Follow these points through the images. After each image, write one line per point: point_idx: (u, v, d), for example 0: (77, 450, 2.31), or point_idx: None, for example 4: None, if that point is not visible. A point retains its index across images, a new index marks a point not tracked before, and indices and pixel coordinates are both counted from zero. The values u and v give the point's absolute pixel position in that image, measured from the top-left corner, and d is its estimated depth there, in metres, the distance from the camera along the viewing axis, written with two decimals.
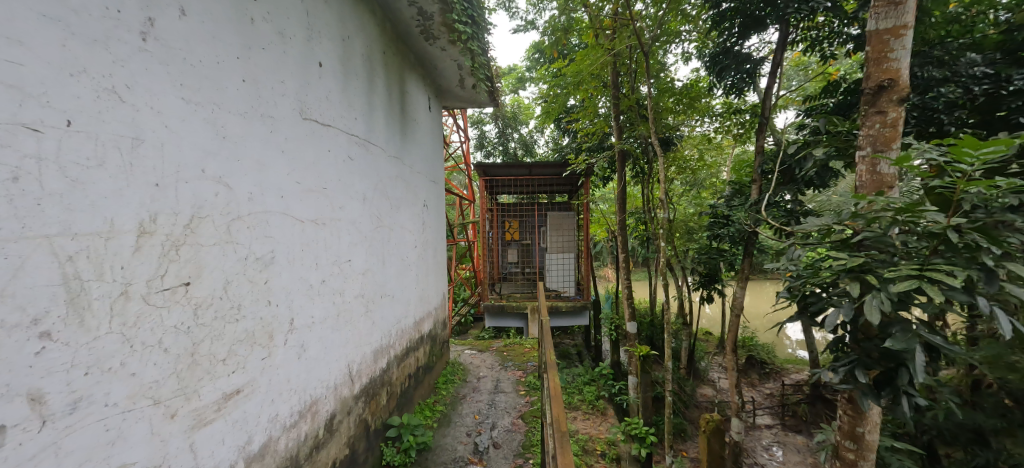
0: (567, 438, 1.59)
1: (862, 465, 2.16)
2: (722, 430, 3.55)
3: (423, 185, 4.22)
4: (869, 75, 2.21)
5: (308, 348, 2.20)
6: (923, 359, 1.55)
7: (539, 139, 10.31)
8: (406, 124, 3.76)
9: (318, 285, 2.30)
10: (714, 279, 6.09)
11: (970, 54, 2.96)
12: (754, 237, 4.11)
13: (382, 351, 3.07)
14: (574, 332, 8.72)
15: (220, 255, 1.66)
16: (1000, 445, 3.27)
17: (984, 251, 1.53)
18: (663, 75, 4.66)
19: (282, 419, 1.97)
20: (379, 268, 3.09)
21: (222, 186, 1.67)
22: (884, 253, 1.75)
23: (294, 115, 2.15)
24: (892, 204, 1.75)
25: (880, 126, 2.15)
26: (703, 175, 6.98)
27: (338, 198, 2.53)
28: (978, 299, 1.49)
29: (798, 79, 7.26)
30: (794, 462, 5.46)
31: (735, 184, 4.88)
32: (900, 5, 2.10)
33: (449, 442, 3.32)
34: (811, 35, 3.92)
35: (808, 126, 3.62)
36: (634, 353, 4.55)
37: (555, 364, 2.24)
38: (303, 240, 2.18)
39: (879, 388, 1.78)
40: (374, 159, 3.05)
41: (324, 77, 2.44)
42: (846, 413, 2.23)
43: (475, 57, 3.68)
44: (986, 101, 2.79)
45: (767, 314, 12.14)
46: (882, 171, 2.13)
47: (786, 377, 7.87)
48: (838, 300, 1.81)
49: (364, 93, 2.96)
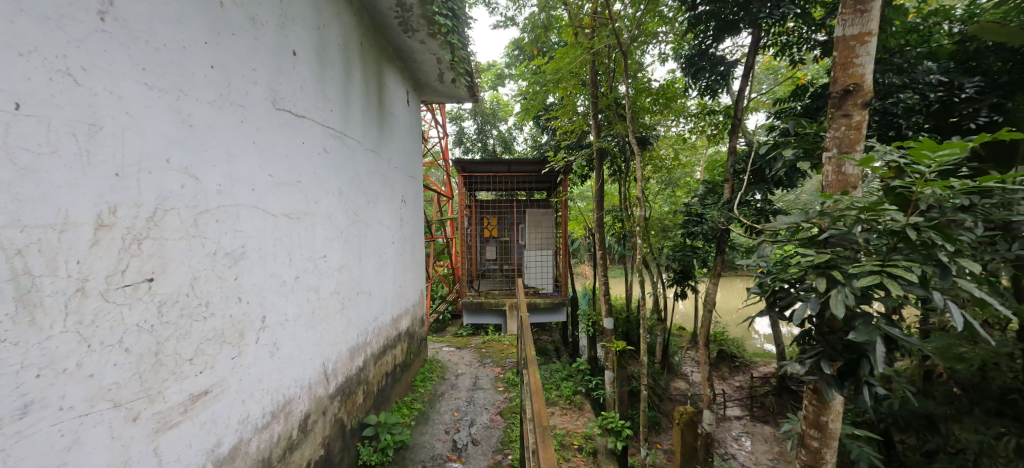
0: (548, 432, 1.60)
1: (825, 452, 2.26)
2: (695, 422, 3.66)
3: (401, 180, 4.15)
4: (836, 80, 2.30)
5: (281, 347, 2.13)
6: (883, 350, 1.63)
7: (518, 135, 10.30)
8: (384, 117, 3.68)
9: (291, 282, 2.23)
10: (687, 276, 6.21)
11: (926, 63, 3.13)
12: (727, 235, 4.23)
13: (358, 350, 3.00)
14: (552, 329, 8.79)
15: (186, 250, 1.58)
16: (948, 430, 3.57)
17: (939, 249, 1.61)
18: (640, 75, 4.75)
19: (253, 420, 1.90)
20: (355, 265, 3.02)
21: (189, 177, 1.59)
22: (848, 250, 1.82)
23: (266, 104, 2.06)
24: (856, 203, 1.83)
25: (846, 129, 2.24)
26: (678, 174, 7.16)
27: (312, 191, 2.45)
28: (933, 293, 1.57)
29: (769, 83, 7.52)
30: (761, 451, 5.71)
31: (709, 183, 5.03)
32: (866, 12, 2.19)
33: (427, 440, 3.29)
34: (781, 40, 4.02)
35: (780, 128, 3.73)
36: (611, 348, 4.59)
37: (536, 359, 2.23)
38: (275, 234, 2.10)
39: (843, 379, 1.86)
40: (350, 153, 2.97)
41: (298, 67, 2.35)
42: (811, 402, 2.33)
43: (455, 51, 3.66)
44: (940, 108, 2.97)
45: (738, 309, 12.59)
46: (847, 171, 2.22)
47: (755, 370, 8.19)
48: (805, 295, 1.87)
49: (341, 85, 2.88)
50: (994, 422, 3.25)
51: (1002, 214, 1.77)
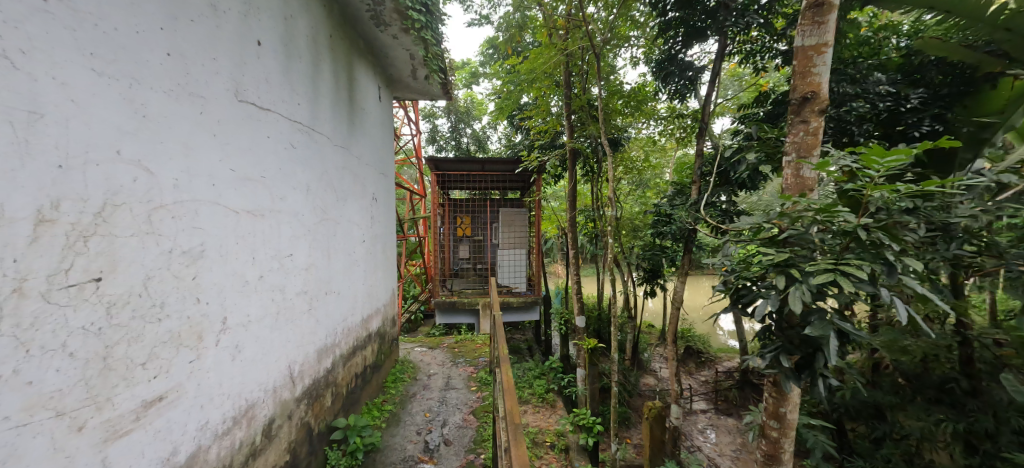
0: (520, 430, 1.60)
1: (784, 441, 2.37)
2: (664, 416, 3.77)
3: (372, 177, 4.05)
4: (795, 87, 2.41)
5: (244, 349, 2.04)
6: (836, 344, 1.73)
7: (492, 134, 10.26)
8: (355, 113, 3.58)
9: (254, 281, 2.13)
10: (656, 275, 6.38)
11: (876, 74, 3.32)
12: (694, 235, 4.36)
13: (326, 351, 2.90)
14: (525, 327, 8.83)
15: (139, 248, 1.48)
16: (893, 418, 3.85)
17: (886, 248, 1.73)
18: (612, 78, 4.85)
19: (213, 427, 1.81)
20: (323, 264, 2.93)
21: (142, 170, 1.49)
22: (805, 249, 1.91)
23: (228, 96, 1.97)
24: (812, 204, 1.93)
25: (804, 134, 2.36)
26: (648, 175, 7.35)
27: (278, 188, 2.36)
28: (881, 290, 1.67)
29: (734, 89, 7.81)
30: (725, 443, 5.95)
31: (677, 185, 5.19)
32: (822, 24, 2.31)
33: (398, 442, 3.23)
34: (746, 48, 4.17)
35: (744, 132, 3.89)
36: (582, 346, 4.65)
37: (508, 358, 2.23)
38: (237, 232, 2.01)
39: (800, 372, 1.96)
40: (318, 148, 2.88)
41: (263, 57, 2.25)
42: (771, 395, 2.43)
43: (428, 47, 3.61)
44: (888, 117, 3.16)
45: (704, 306, 13.06)
46: (805, 174, 2.34)
47: (719, 365, 8.51)
48: (766, 292, 1.94)
49: (309, 78, 2.78)
50: (933, 409, 3.53)
51: (941, 216, 1.92)
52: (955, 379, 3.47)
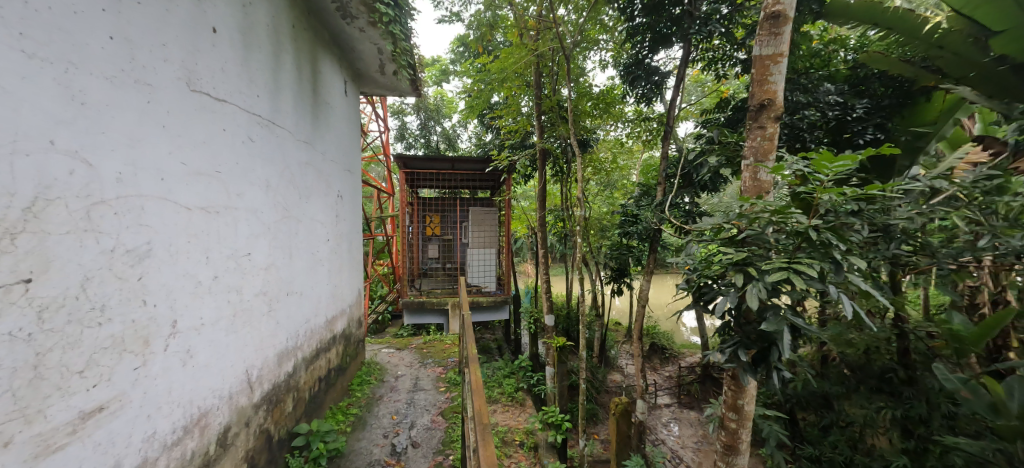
0: (489, 430, 1.60)
1: (741, 432, 2.49)
2: (630, 411, 3.86)
3: (337, 174, 3.91)
4: (753, 94, 2.53)
5: (196, 354, 1.92)
6: (789, 338, 1.82)
7: (462, 133, 10.18)
8: (318, 107, 3.45)
9: (208, 282, 2.01)
10: (623, 273, 6.55)
11: (825, 84, 3.54)
12: (659, 235, 4.48)
13: (287, 354, 2.78)
14: (495, 326, 8.82)
15: (76, 247, 1.38)
16: (839, 406, 4.13)
17: (834, 247, 1.85)
18: (582, 80, 4.94)
19: (161, 437, 1.69)
20: (284, 263, 2.80)
21: (79, 162, 1.38)
22: (762, 249, 2.00)
23: (180, 85, 1.85)
24: (768, 206, 2.03)
25: (761, 139, 2.48)
26: (616, 176, 7.51)
27: (234, 183, 2.23)
28: (830, 286, 1.78)
29: (697, 94, 8.10)
30: (687, 435, 6.18)
31: (643, 186, 5.34)
32: (779, 35, 2.43)
33: (364, 446, 3.14)
34: (708, 56, 4.34)
35: (706, 136, 4.07)
36: (552, 344, 4.71)
37: (477, 357, 2.22)
38: (188, 230, 1.88)
39: (756, 365, 2.06)
40: (279, 143, 2.75)
41: (218, 45, 2.12)
42: (730, 388, 2.54)
43: (396, 42, 3.54)
44: (837, 125, 3.37)
45: (668, 304, 13.52)
46: (762, 178, 2.46)
47: (682, 360, 8.83)
48: (726, 289, 2.02)
49: (269, 69, 2.65)
50: (875, 397, 3.81)
51: (882, 218, 2.08)
52: (894, 369, 3.76)
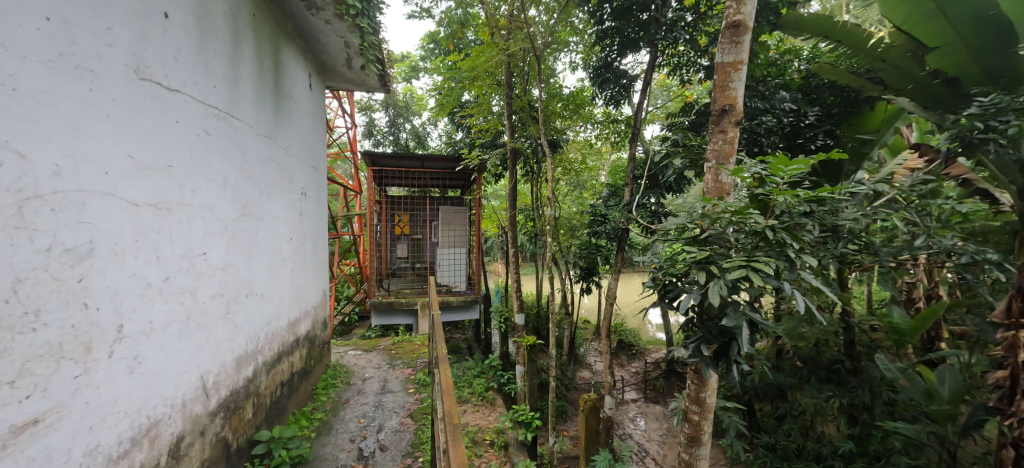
0: (459, 430, 1.58)
1: (704, 423, 2.59)
2: (598, 407, 3.93)
3: (300, 170, 3.76)
4: (715, 99, 2.64)
5: (146, 360, 1.80)
6: (748, 333, 1.91)
7: (432, 131, 10.05)
8: (281, 100, 3.30)
9: (159, 284, 1.89)
10: (592, 272, 6.69)
11: (781, 92, 3.74)
12: (627, 235, 4.58)
13: (246, 359, 2.65)
14: (465, 326, 8.77)
15: (6, 247, 1.27)
16: (793, 397, 4.38)
17: (788, 247, 1.96)
18: (552, 81, 4.99)
19: (107, 450, 1.58)
20: (243, 263, 2.67)
21: (11, 154, 1.27)
22: (723, 247, 2.09)
23: (128, 73, 1.73)
24: (729, 207, 2.12)
25: (722, 143, 2.59)
26: (585, 177, 7.62)
27: (188, 179, 2.10)
28: (784, 284, 1.89)
29: (663, 98, 8.37)
30: (653, 429, 6.38)
31: (612, 187, 5.46)
32: (739, 44, 2.54)
33: (329, 451, 3.05)
34: (673, 61, 4.49)
35: (671, 139, 4.20)
36: (522, 343, 4.72)
37: (447, 358, 2.19)
38: (136, 227, 1.76)
39: (717, 359, 2.14)
40: (238, 137, 2.61)
41: (170, 31, 1.99)
42: (693, 382, 2.64)
43: (364, 35, 3.47)
44: (791, 131, 3.60)
45: (635, 302, 13.90)
46: (723, 179, 2.57)
47: (648, 356, 9.09)
48: (689, 287, 2.09)
49: (227, 59, 2.52)
50: (824, 387, 4.06)
51: (831, 219, 2.22)
52: (841, 360, 4.07)
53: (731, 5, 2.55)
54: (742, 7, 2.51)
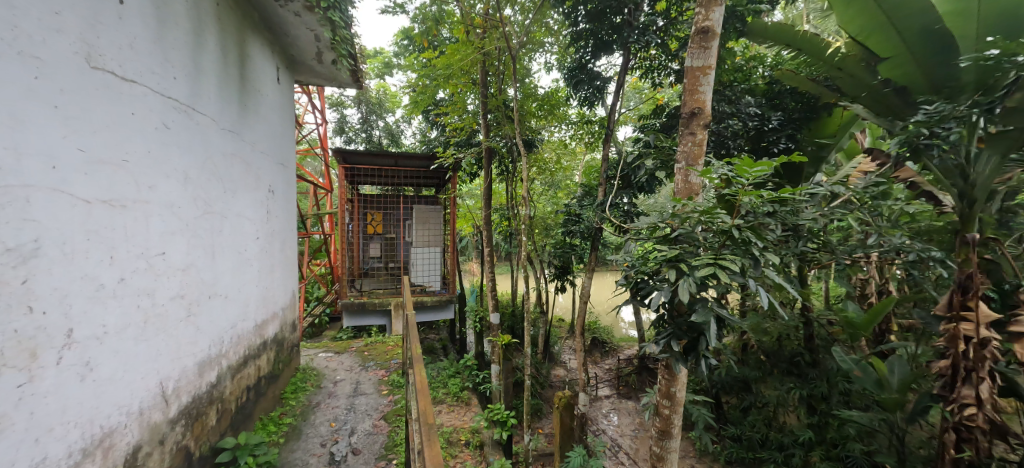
0: (434, 430, 1.58)
1: (673, 417, 2.67)
2: (573, 404, 3.98)
3: (268, 167, 3.62)
4: (685, 102, 2.72)
5: (100, 367, 1.70)
6: (715, 328, 1.98)
7: (406, 128, 9.90)
8: (247, 93, 3.17)
9: (113, 285, 1.78)
10: (566, 271, 6.75)
11: (747, 97, 3.90)
12: (600, 234, 4.65)
13: (210, 363, 2.54)
14: (440, 326, 8.69)
15: None
16: (757, 389, 4.57)
17: (752, 245, 2.04)
18: (528, 81, 4.99)
19: (54, 463, 1.48)
20: (206, 263, 2.55)
21: None
22: (692, 246, 2.15)
23: (79, 62, 1.62)
24: (697, 206, 2.20)
25: (692, 145, 2.67)
26: (559, 177, 7.68)
27: (146, 175, 1.99)
28: (748, 280, 1.97)
29: (635, 100, 8.55)
30: (625, 424, 6.52)
31: (586, 186, 5.55)
32: (707, 49, 2.63)
33: (299, 457, 2.96)
34: (646, 64, 4.59)
35: (643, 140, 4.30)
36: (497, 342, 4.72)
37: (421, 358, 2.16)
38: (88, 225, 1.65)
39: (687, 354, 2.21)
40: (200, 131, 2.49)
41: (125, 17, 1.88)
42: (664, 377, 2.71)
43: (335, 29, 3.39)
44: (756, 134, 3.79)
45: (609, 299, 14.17)
46: (692, 180, 2.65)
47: (621, 353, 9.28)
48: (660, 285, 2.15)
49: (188, 49, 2.40)
50: (786, 379, 4.27)
51: (792, 219, 2.33)
52: (801, 353, 4.29)
53: (699, 12, 2.64)
54: (710, 14, 2.60)
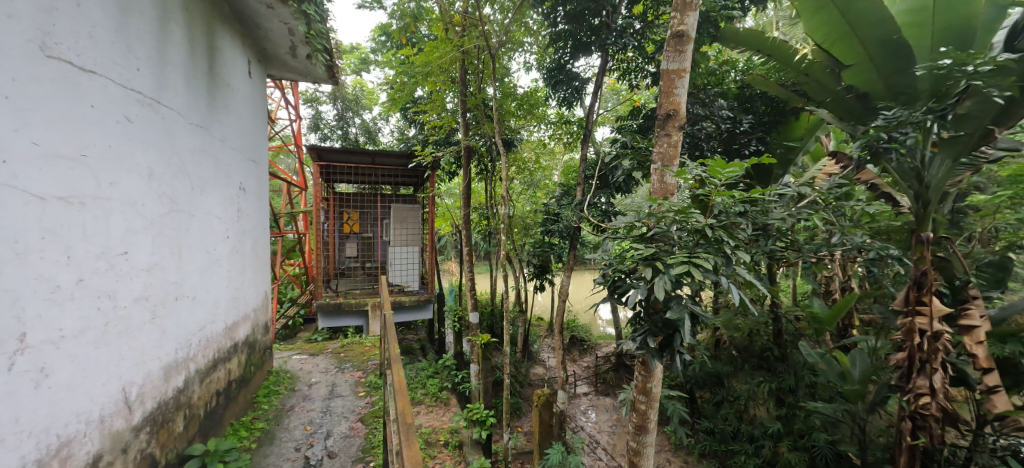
0: (412, 430, 1.56)
1: (649, 412, 2.74)
2: (552, 402, 4.01)
3: (238, 163, 3.49)
4: (661, 104, 2.78)
5: (56, 373, 1.61)
6: (689, 324, 2.03)
7: (383, 125, 9.73)
8: (216, 86, 3.05)
9: (70, 287, 1.69)
10: (545, 270, 6.79)
11: (719, 100, 4.02)
12: (578, 233, 4.71)
13: (176, 367, 2.43)
14: (419, 326, 8.60)
15: None
16: (729, 383, 4.72)
17: (724, 243, 2.11)
18: (506, 80, 4.98)
19: None
20: (172, 263, 2.44)
21: None
22: (668, 244, 2.20)
23: (31, 50, 1.53)
24: (672, 206, 2.25)
25: (667, 146, 2.73)
26: (538, 176, 7.70)
27: (107, 170, 1.89)
28: (721, 277, 2.03)
29: (613, 101, 8.67)
30: (603, 421, 6.63)
31: (565, 186, 5.60)
32: (683, 53, 2.70)
33: (272, 462, 2.88)
34: (623, 66, 4.67)
35: (620, 141, 4.39)
36: (476, 342, 4.71)
37: (400, 358, 2.14)
38: (42, 223, 1.56)
39: (662, 350, 2.27)
40: (166, 125, 2.39)
41: (84, 5, 1.78)
42: (640, 373, 2.77)
43: (310, 23, 3.31)
44: (729, 136, 3.91)
45: (586, 297, 14.32)
46: (667, 180, 2.71)
47: (599, 351, 9.41)
48: (636, 282, 2.19)
49: (153, 39, 2.29)
50: (756, 373, 4.43)
51: (762, 218, 2.42)
52: (770, 348, 4.46)
53: (675, 16, 2.70)
54: (685, 18, 2.66)
